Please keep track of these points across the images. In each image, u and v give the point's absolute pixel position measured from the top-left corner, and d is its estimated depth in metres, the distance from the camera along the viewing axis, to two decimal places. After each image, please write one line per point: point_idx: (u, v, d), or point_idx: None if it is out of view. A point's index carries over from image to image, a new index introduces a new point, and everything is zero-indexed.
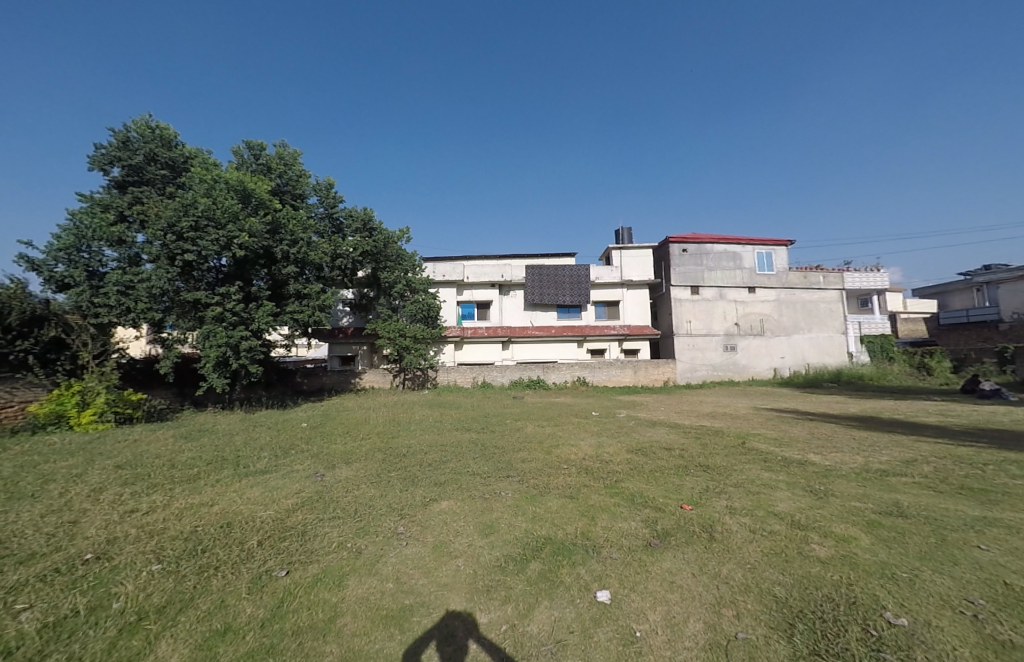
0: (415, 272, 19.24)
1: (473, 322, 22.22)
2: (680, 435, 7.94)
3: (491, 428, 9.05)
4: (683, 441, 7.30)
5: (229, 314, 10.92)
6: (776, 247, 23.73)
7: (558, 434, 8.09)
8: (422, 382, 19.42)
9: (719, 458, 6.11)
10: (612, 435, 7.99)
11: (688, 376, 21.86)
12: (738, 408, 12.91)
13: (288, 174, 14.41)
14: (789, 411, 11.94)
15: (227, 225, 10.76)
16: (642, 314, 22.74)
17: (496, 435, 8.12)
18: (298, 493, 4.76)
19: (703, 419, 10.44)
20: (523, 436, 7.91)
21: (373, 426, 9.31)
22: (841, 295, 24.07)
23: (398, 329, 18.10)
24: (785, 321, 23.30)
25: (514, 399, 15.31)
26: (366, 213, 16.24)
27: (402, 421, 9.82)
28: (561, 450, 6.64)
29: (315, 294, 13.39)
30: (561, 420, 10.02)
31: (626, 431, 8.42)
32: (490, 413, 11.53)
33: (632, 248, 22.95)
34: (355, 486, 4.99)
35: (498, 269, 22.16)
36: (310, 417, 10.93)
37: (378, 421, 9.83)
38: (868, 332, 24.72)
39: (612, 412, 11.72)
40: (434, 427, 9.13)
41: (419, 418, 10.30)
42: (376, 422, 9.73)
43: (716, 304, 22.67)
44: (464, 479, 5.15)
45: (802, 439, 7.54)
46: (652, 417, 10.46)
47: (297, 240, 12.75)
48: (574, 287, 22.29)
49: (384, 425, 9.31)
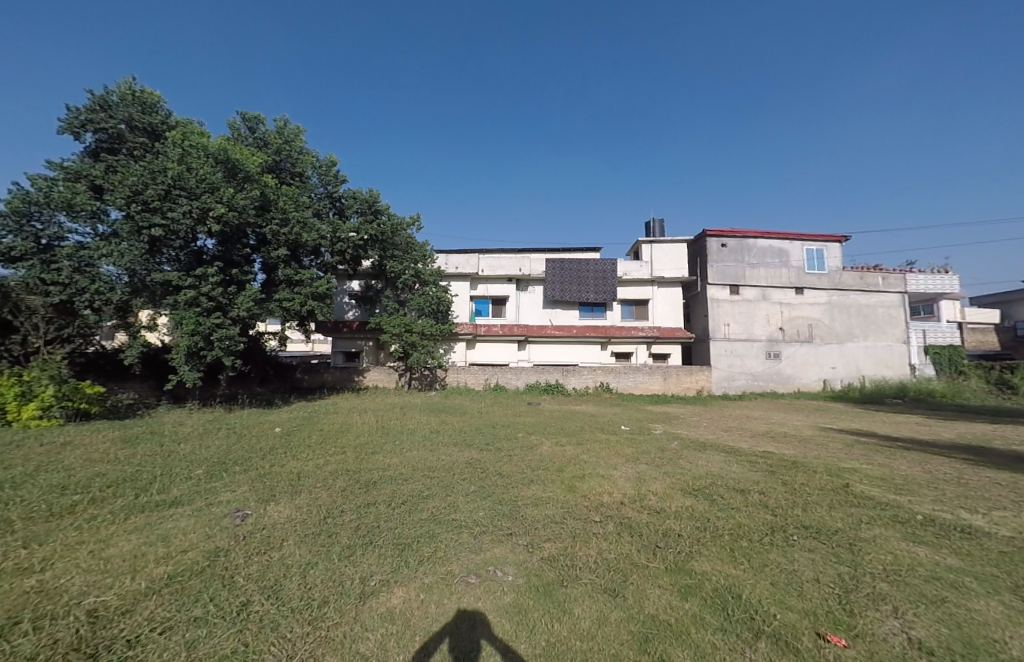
0: (426, 263, 17.71)
1: (487, 319, 20.53)
2: (748, 468, 5.97)
3: (497, 444, 7.26)
4: (754, 479, 5.36)
5: (204, 298, 9.53)
6: (827, 244, 21.16)
7: (582, 458, 6.25)
8: (430, 383, 17.90)
9: (825, 513, 4.14)
10: (653, 464, 6.08)
11: (726, 387, 19.53)
12: (797, 426, 10.75)
13: (288, 150, 13.04)
14: (864, 433, 9.73)
15: (201, 195, 9.42)
16: (673, 315, 20.52)
17: (502, 455, 6.36)
18: (181, 556, 2.90)
19: (761, 440, 8.38)
20: (535, 460, 6.09)
21: (354, 435, 7.67)
22: (901, 299, 21.29)
23: (405, 322, 16.68)
24: (837, 327, 20.67)
25: (529, 407, 13.54)
26: (372, 195, 14.74)
27: (391, 431, 8.14)
28: (588, 486, 4.79)
29: (309, 281, 12.10)
30: (583, 436, 8.19)
31: (670, 458, 6.49)
32: (499, 423, 9.78)
33: (665, 241, 20.79)
34: (278, 540, 3.18)
35: (516, 263, 20.49)
36: (292, 419, 9.45)
37: (363, 429, 8.20)
38: (933, 342, 21.84)
39: (646, 427, 9.78)
40: (427, 440, 7.45)
41: (413, 427, 8.64)
42: (362, 430, 8.10)
43: (758, 306, 20.26)
44: (444, 537, 3.37)
45: (923, 480, 5.45)
46: (697, 437, 8.48)
47: (288, 219, 11.51)
48: (599, 283, 20.29)
49: (368, 435, 7.67)
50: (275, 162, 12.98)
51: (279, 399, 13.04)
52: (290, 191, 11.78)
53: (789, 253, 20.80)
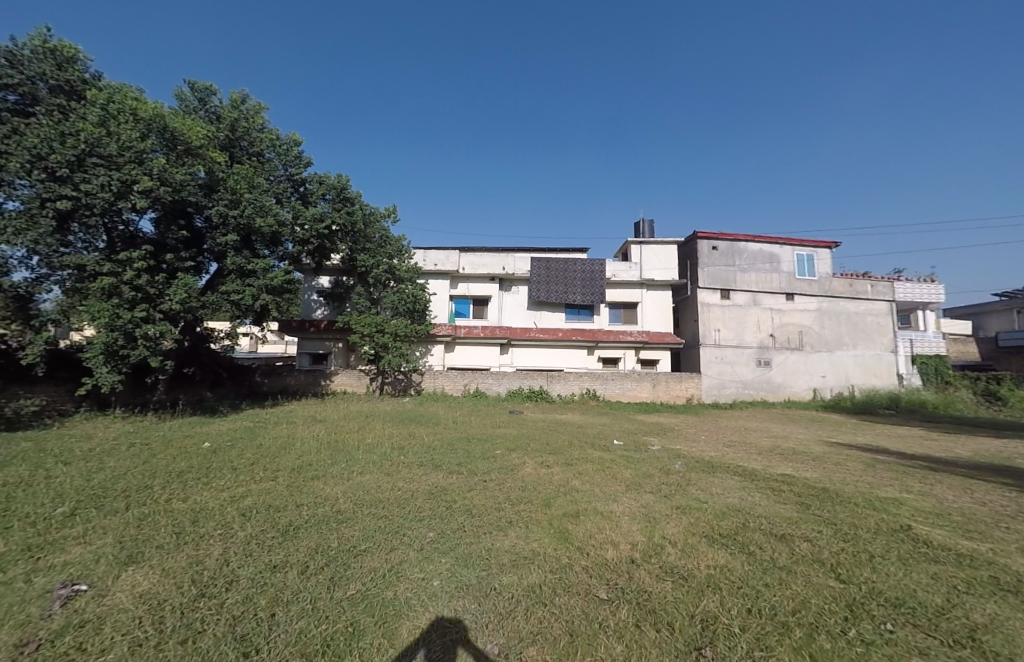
0: (403, 258, 16.41)
1: (468, 320, 19.27)
2: (776, 500, 4.89)
3: (470, 466, 6.02)
4: (790, 517, 4.27)
5: (127, 287, 8.11)
6: (817, 250, 20.76)
7: (573, 486, 5.09)
8: (404, 388, 16.56)
9: (911, 583, 3.10)
10: (662, 494, 4.95)
11: (716, 395, 18.78)
12: (802, 440, 9.88)
13: (245, 127, 11.58)
14: (876, 449, 8.90)
15: (124, 166, 8.20)
16: (663, 320, 19.69)
17: (473, 483, 5.12)
18: None
19: (771, 459, 7.38)
20: (515, 489, 4.86)
21: (298, 454, 6.30)
22: (889, 308, 21.06)
23: (376, 321, 15.34)
24: (827, 335, 20.23)
25: (510, 416, 12.37)
26: (341, 181, 13.39)
27: (346, 449, 6.75)
28: (587, 535, 3.60)
29: (264, 272, 10.67)
30: (569, 454, 7.05)
31: (680, 485, 5.38)
32: (474, 437, 8.56)
33: (655, 243, 19.97)
34: (69, 660, 1.99)
35: (499, 261, 19.33)
36: (229, 431, 7.97)
37: (314, 447, 6.80)
38: (919, 351, 21.60)
39: (642, 442, 8.72)
40: (386, 461, 6.11)
41: (373, 443, 7.29)
42: (311, 448, 6.69)
43: (749, 312, 19.64)
44: (353, 659, 2.06)
45: (986, 518, 4.51)
46: (700, 455, 7.41)
47: (239, 200, 10.15)
48: (586, 285, 19.29)
49: (317, 454, 6.28)
50: (232, 139, 11.55)
51: (229, 406, 11.55)
52: (246, 170, 10.37)
53: (779, 259, 20.30)
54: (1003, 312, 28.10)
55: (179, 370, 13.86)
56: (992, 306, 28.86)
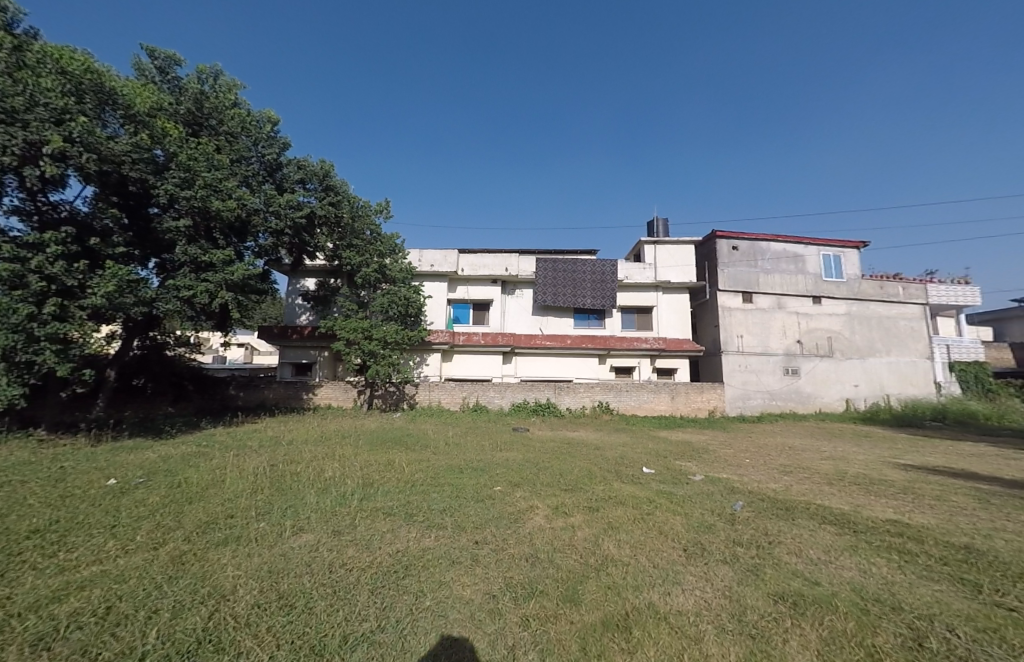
0: (395, 258, 14.96)
1: (467, 327, 17.70)
2: (926, 582, 3.18)
3: (460, 518, 4.34)
4: (992, 630, 2.53)
5: (37, 270, 6.79)
6: (845, 249, 19.15)
7: (614, 558, 3.41)
8: (396, 402, 14.98)
9: None
10: (747, 570, 3.26)
11: (740, 406, 17.03)
12: (866, 466, 8.13)
13: (213, 104, 10.22)
14: (970, 477, 7.12)
15: (38, 126, 7.06)
16: (680, 324, 18.03)
17: (456, 554, 3.46)
18: None
19: (855, 496, 5.66)
20: (523, 569, 3.17)
21: (220, 502, 4.67)
22: (924, 310, 19.39)
23: (362, 327, 13.81)
24: (858, 339, 18.50)
25: (514, 435, 10.67)
26: (324, 167, 12.18)
27: (291, 491, 5.08)
28: None
29: (222, 264, 9.42)
30: (589, 491, 5.37)
31: (763, 549, 3.68)
32: (469, 464, 6.88)
33: (670, 241, 18.41)
34: None
35: (500, 262, 17.77)
36: (151, 464, 6.27)
37: (251, 487, 5.13)
38: (958, 357, 19.79)
39: (680, 469, 7.03)
40: (337, 512, 4.48)
41: (332, 479, 5.63)
42: (244, 490, 5.03)
43: (773, 315, 17.99)
44: None
45: None
46: (762, 491, 5.73)
47: (192, 178, 8.86)
48: (597, 287, 17.67)
49: (244, 502, 4.64)
50: (200, 116, 10.19)
51: (190, 425, 10.19)
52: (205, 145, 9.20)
53: (805, 258, 18.70)
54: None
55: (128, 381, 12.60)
56: (1015, 311, 27.08)
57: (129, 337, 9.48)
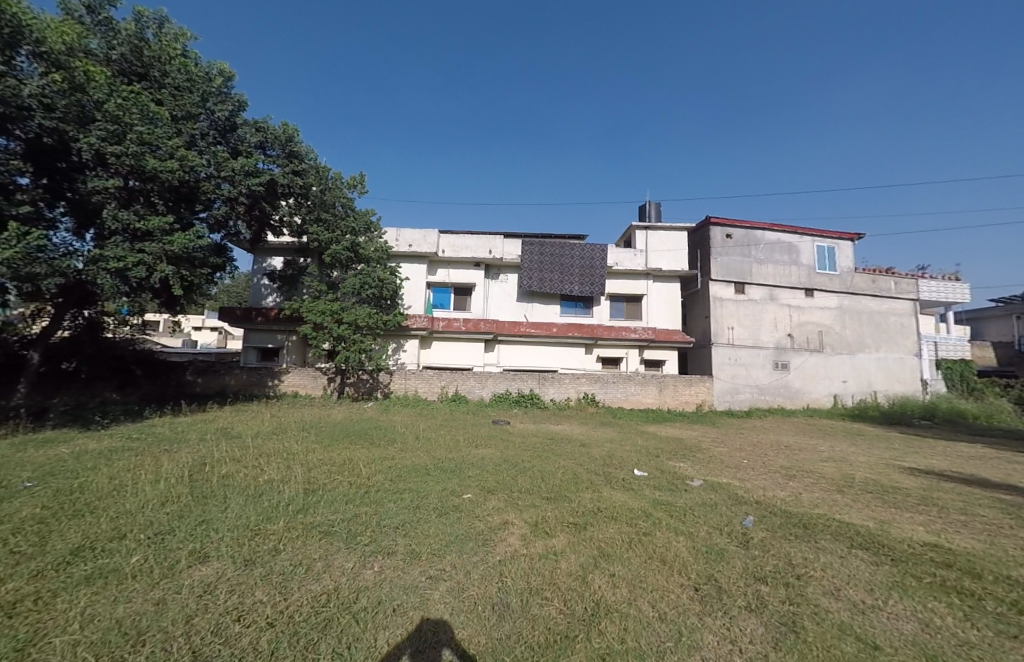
0: (370, 235, 13.84)
1: (447, 312, 16.71)
2: (1009, 644, 2.45)
3: (415, 541, 3.46)
4: None
5: None
6: (839, 242, 18.67)
7: (609, 608, 2.57)
8: (369, 390, 14.02)
9: None
10: (785, 629, 2.46)
11: (729, 401, 16.55)
12: (870, 467, 7.54)
13: (154, 53, 8.96)
14: (983, 484, 6.58)
15: None
16: (670, 315, 17.36)
17: (398, 604, 2.56)
18: None
19: (874, 508, 4.97)
20: (484, 636, 2.29)
21: (114, 515, 3.72)
22: (913, 307, 19.15)
23: (331, 309, 12.73)
24: (849, 335, 18.16)
25: (492, 429, 9.84)
26: (286, 130, 10.95)
27: (208, 499, 4.18)
28: None
29: (162, 233, 8.30)
30: (575, 502, 4.56)
31: (798, 592, 2.90)
32: (437, 465, 6.01)
33: (663, 228, 17.62)
34: None
35: (484, 244, 16.72)
36: (48, 463, 5.22)
37: (158, 495, 4.17)
38: (944, 355, 19.66)
39: (676, 473, 6.29)
40: (260, 528, 3.61)
41: (267, 484, 4.71)
42: (149, 499, 4.08)
43: (765, 308, 17.47)
44: None
45: None
46: (771, 503, 5.03)
47: (121, 133, 7.77)
48: (586, 273, 16.80)
49: (141, 515, 3.72)
50: (140, 66, 8.93)
51: (136, 414, 9.17)
52: (143, 96, 8.11)
53: (799, 250, 18.17)
54: (1001, 317, 26.18)
55: (58, 363, 11.28)
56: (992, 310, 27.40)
57: (62, 306, 8.49)
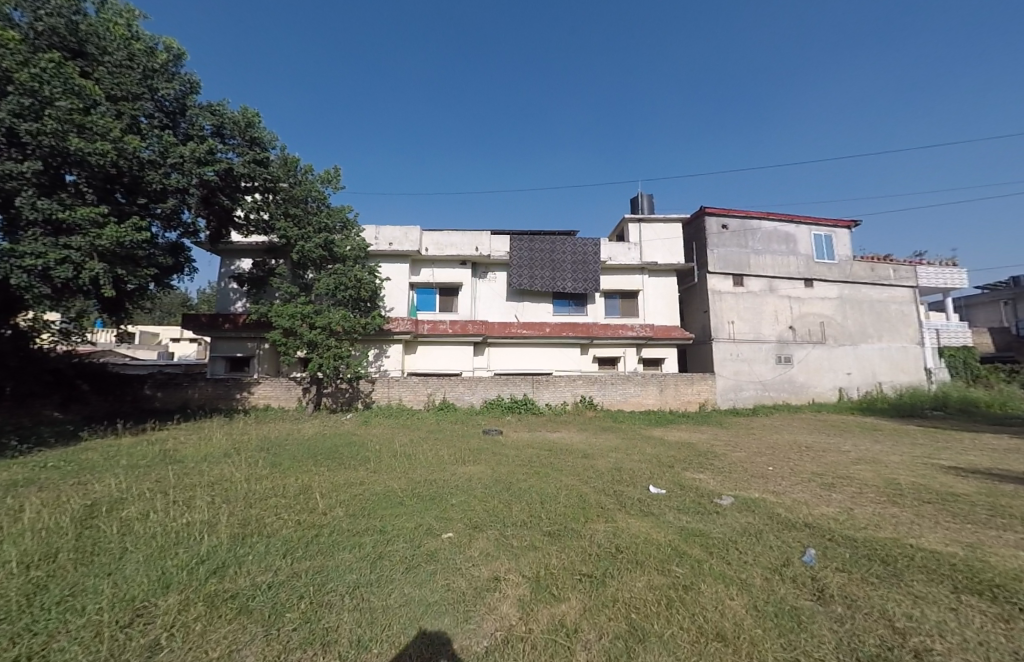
0: (345, 233, 12.78)
1: (433, 315, 15.67)
2: None
3: (367, 624, 2.47)
4: None
5: None
6: (837, 230, 18.07)
7: None
8: (348, 401, 12.89)
9: None
10: None
11: (732, 399, 15.76)
12: (910, 469, 6.66)
13: (90, 27, 7.86)
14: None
15: None
16: (667, 310, 16.54)
17: None
18: None
19: (948, 527, 4.06)
20: None
21: None
22: (914, 294, 18.61)
23: (302, 312, 11.55)
24: (851, 325, 17.52)
25: (483, 440, 8.81)
26: (246, 115, 9.89)
27: (91, 559, 3.17)
28: None
29: (93, 225, 7.17)
30: (585, 539, 3.57)
31: None
32: (415, 491, 4.98)
33: (656, 219, 16.82)
34: None
35: (469, 241, 15.73)
36: None
37: (21, 556, 3.17)
38: (946, 343, 19.11)
39: (700, 489, 5.33)
40: (143, 608, 2.61)
41: (186, 528, 3.71)
42: (2, 563, 3.07)
43: (765, 300, 16.76)
44: None
45: None
46: (824, 525, 4.10)
47: (38, 112, 6.69)
48: (578, 269, 15.90)
49: None
50: (74, 41, 7.76)
51: (68, 437, 7.89)
52: (68, 67, 7.04)
53: (796, 239, 17.52)
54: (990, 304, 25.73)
55: None
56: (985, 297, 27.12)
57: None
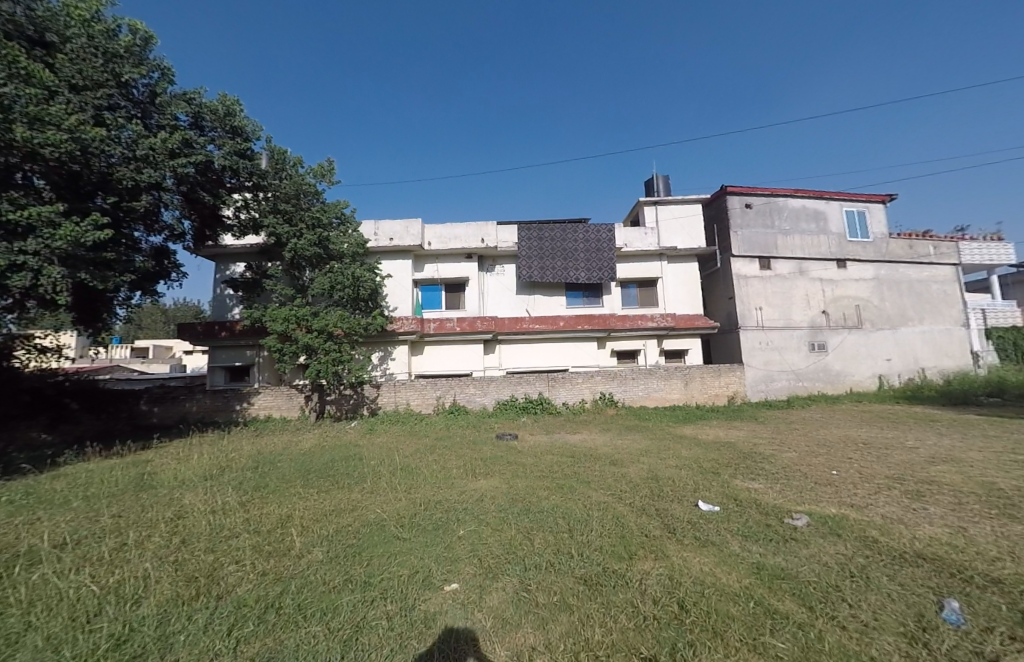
0: (341, 228, 12.03)
1: (439, 313, 14.87)
2: None
3: None
4: None
5: None
6: (869, 204, 16.72)
7: None
8: (353, 407, 12.18)
9: None
10: None
11: (763, 391, 14.64)
12: (1005, 470, 5.56)
13: (47, 11, 7.17)
14: None
15: None
16: (689, 298, 15.45)
17: None
18: None
19: None
20: None
21: None
22: (956, 270, 17.16)
23: (297, 315, 10.83)
24: (889, 307, 16.20)
25: (496, 447, 7.94)
26: (224, 102, 9.17)
27: None
28: None
29: (51, 225, 6.47)
30: (633, 594, 2.65)
31: None
32: (414, 519, 4.13)
33: (673, 201, 15.72)
34: None
35: (474, 232, 14.84)
36: None
37: None
38: (994, 323, 17.57)
39: (758, 505, 4.39)
40: None
41: (115, 587, 2.91)
42: None
43: (795, 283, 15.57)
44: None
45: None
46: (943, 558, 3.13)
47: None
48: (591, 258, 14.92)
49: None
50: (31, 29, 7.12)
51: (46, 461, 7.21)
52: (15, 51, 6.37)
53: (825, 216, 16.24)
54: None
55: None
56: None
57: None
